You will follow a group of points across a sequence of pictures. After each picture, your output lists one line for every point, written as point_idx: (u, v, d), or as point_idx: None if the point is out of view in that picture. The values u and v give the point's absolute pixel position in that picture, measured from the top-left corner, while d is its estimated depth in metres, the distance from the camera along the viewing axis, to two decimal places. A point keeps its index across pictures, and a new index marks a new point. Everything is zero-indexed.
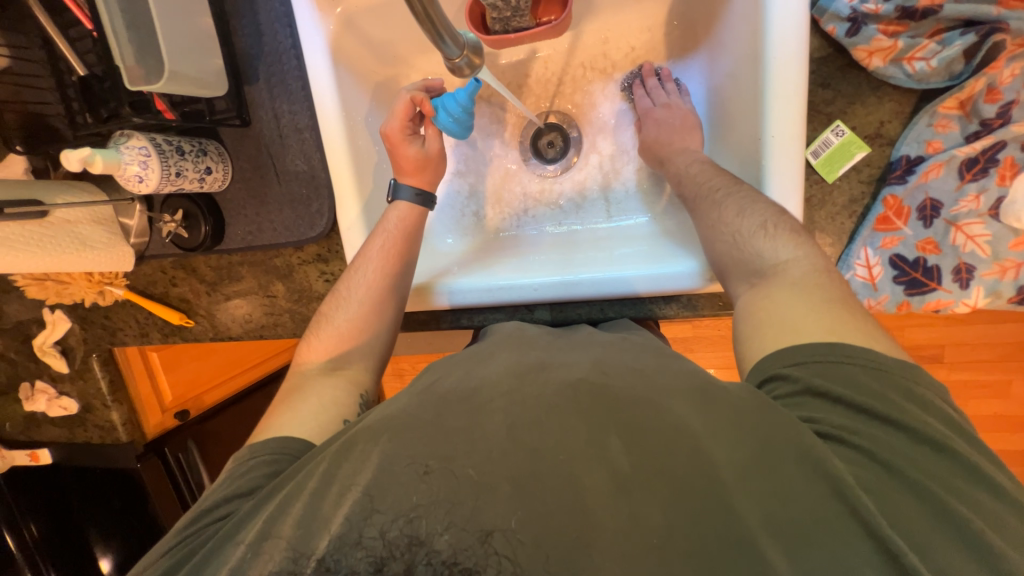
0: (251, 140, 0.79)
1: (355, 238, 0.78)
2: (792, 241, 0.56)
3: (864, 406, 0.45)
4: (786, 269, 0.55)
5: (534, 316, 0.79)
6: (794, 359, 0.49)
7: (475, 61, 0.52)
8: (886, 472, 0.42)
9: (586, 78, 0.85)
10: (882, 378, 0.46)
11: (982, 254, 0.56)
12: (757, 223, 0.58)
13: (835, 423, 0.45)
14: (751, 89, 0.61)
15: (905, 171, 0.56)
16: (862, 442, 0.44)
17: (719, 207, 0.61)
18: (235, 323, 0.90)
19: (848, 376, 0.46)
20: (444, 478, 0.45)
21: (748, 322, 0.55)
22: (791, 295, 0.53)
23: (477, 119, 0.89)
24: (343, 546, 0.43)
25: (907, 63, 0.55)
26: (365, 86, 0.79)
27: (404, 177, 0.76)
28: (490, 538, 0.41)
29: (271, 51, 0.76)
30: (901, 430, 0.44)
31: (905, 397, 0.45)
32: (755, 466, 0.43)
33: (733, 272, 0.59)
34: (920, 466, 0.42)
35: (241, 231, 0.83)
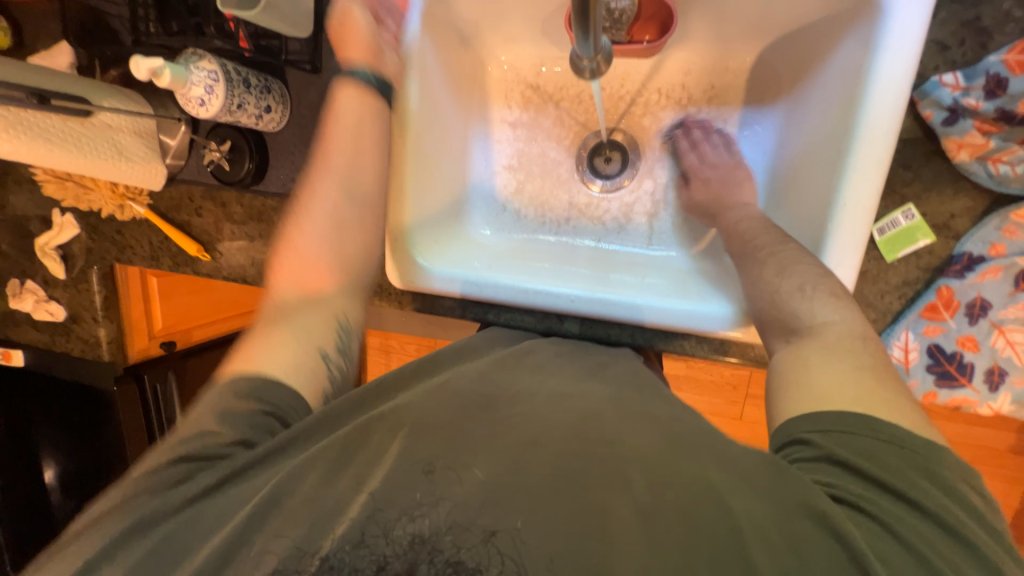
0: (318, 88, 0.78)
1: (400, 208, 0.76)
2: (831, 304, 0.56)
3: (883, 480, 0.43)
4: (822, 331, 0.55)
5: (563, 328, 0.78)
6: (823, 424, 0.48)
7: (601, 68, 0.53)
8: (909, 554, 0.39)
9: (659, 103, 0.85)
10: (901, 455, 0.44)
11: (1018, 361, 0.57)
12: (796, 284, 0.58)
13: (854, 492, 0.44)
14: (832, 154, 0.61)
15: (965, 267, 0.57)
16: (882, 515, 0.42)
17: (760, 266, 0.62)
18: (252, 266, 0.88)
19: (867, 450, 0.45)
20: (444, 479, 0.45)
21: (780, 379, 0.54)
22: (835, 368, 0.51)
23: (541, 120, 0.88)
24: (347, 545, 0.42)
25: (992, 164, 0.55)
26: (444, 62, 0.79)
27: (350, 61, 0.69)
28: (495, 540, 0.41)
29: None
30: (922, 510, 0.41)
31: (923, 477, 0.43)
32: (774, 526, 0.41)
33: (772, 331, 0.59)
34: (935, 546, 0.39)
35: (284, 176, 0.82)
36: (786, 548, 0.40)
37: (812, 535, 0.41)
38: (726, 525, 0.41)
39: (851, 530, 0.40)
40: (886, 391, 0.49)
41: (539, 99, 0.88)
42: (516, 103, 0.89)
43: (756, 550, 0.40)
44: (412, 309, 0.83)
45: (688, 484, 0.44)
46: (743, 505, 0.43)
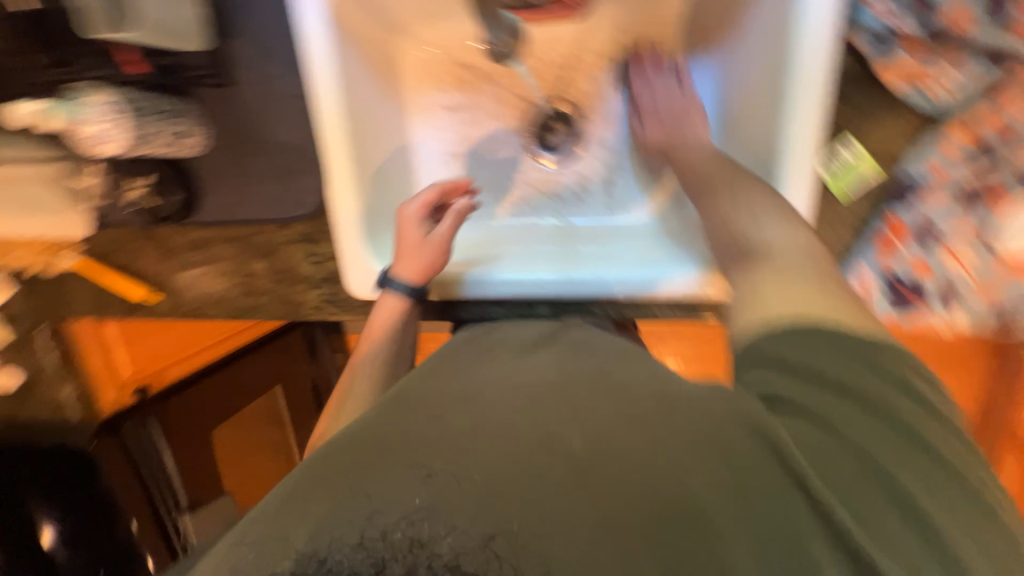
0: (234, 102, 0.73)
1: (350, 218, 0.74)
2: (783, 226, 0.57)
3: (824, 377, 0.45)
4: (774, 252, 0.55)
5: (534, 312, 0.77)
6: (778, 336, 0.48)
7: None
8: (837, 439, 0.42)
9: (597, 65, 0.81)
10: (843, 351, 0.46)
11: (970, 278, 0.58)
12: (749, 211, 0.59)
13: (791, 390, 0.45)
14: (771, 99, 0.61)
15: (909, 194, 0.59)
16: (817, 409, 0.43)
17: (713, 197, 0.62)
18: (207, 300, 0.84)
19: (815, 353, 0.46)
20: (444, 484, 0.39)
21: (739, 299, 0.54)
22: (786, 283, 0.52)
23: (483, 99, 0.84)
24: (343, 546, 0.36)
25: (923, 85, 0.57)
26: (365, 56, 0.74)
27: (395, 271, 0.72)
28: (494, 546, 0.36)
29: (259, 2, 0.70)
30: (854, 398, 0.44)
31: (859, 368, 0.45)
32: (715, 445, 0.41)
33: (726, 259, 0.59)
34: (861, 428, 0.42)
35: (218, 201, 0.77)
36: (721, 462, 0.40)
37: (759, 448, 0.41)
38: (672, 465, 0.40)
39: (785, 438, 0.41)
40: (834, 298, 0.50)
41: (473, 77, 0.83)
42: (450, 85, 0.83)
43: (695, 477, 0.39)
44: None
45: (676, 425, 0.43)
46: (682, 428, 0.42)
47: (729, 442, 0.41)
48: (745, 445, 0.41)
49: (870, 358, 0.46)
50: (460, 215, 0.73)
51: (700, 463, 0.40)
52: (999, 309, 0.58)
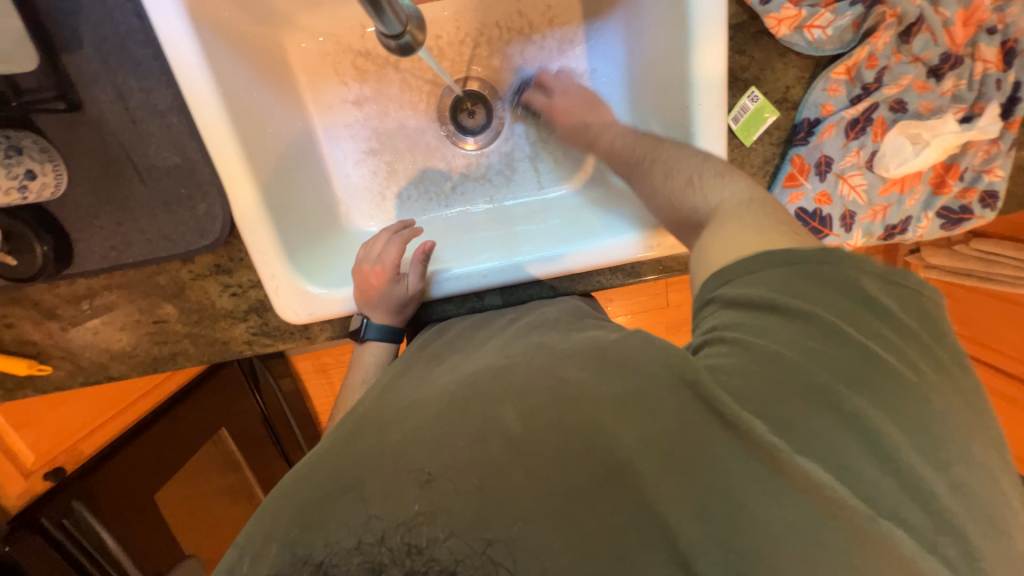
0: (89, 128, 0.62)
1: (263, 241, 0.66)
2: (721, 184, 0.54)
3: (765, 302, 0.43)
4: (721, 210, 0.52)
5: (484, 304, 0.74)
6: (721, 278, 0.47)
7: (419, 38, 0.47)
8: (777, 362, 0.40)
9: (503, 39, 0.78)
10: (785, 274, 0.44)
11: (861, 201, 0.65)
12: (685, 178, 0.55)
13: (732, 323, 0.43)
14: (676, 57, 0.62)
15: (807, 133, 0.62)
16: (755, 335, 0.42)
17: (648, 175, 0.58)
18: (112, 359, 0.73)
19: (758, 282, 0.44)
20: (444, 489, 0.38)
21: (689, 261, 0.52)
22: (732, 224, 0.49)
23: (387, 89, 0.78)
24: (343, 550, 0.37)
25: (807, 30, 0.59)
26: (240, 55, 0.66)
27: (368, 312, 0.69)
28: (491, 551, 0.36)
29: (96, 7, 0.59)
30: (798, 317, 0.42)
31: (806, 286, 0.43)
32: (658, 409, 0.39)
33: (679, 232, 0.56)
34: (806, 346, 0.40)
35: (99, 247, 0.66)
36: (650, 415, 0.39)
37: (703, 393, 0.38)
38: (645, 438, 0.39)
39: (713, 383, 0.39)
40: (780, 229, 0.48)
41: (374, 66, 0.77)
42: (351, 77, 0.77)
43: (635, 435, 0.39)
44: (327, 340, 0.74)
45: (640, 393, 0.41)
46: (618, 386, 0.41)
47: (658, 394, 0.40)
48: (686, 400, 0.39)
49: (815, 281, 0.44)
50: (425, 260, 0.70)
51: (641, 414, 0.39)
52: (888, 224, 0.66)
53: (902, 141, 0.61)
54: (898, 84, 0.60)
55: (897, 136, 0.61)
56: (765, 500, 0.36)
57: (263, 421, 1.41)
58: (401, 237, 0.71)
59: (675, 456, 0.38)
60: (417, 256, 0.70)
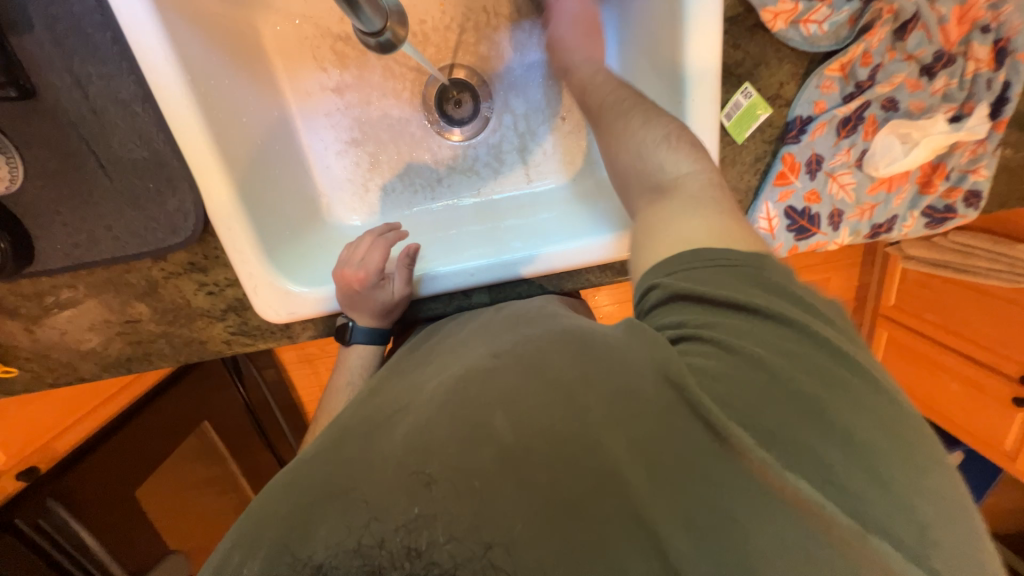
0: (45, 117, 0.58)
1: (238, 238, 0.63)
2: (691, 155, 0.53)
3: (716, 299, 0.43)
4: (684, 183, 0.52)
5: (472, 303, 0.73)
6: (671, 268, 0.46)
7: (400, 34, 0.50)
8: (742, 360, 0.39)
9: (490, 25, 0.75)
10: (732, 270, 0.44)
11: (849, 200, 0.65)
12: (661, 134, 0.55)
13: (689, 321, 0.43)
14: (668, 49, 0.60)
15: (799, 131, 0.61)
16: (719, 336, 0.41)
17: (625, 118, 0.58)
18: (83, 360, 0.70)
19: (705, 276, 0.44)
20: (446, 490, 0.37)
21: (644, 240, 0.51)
22: (688, 216, 0.49)
23: (369, 77, 0.75)
24: (342, 552, 0.36)
25: (804, 25, 0.57)
26: (209, 39, 0.61)
27: (353, 313, 0.67)
28: (491, 555, 0.34)
29: None
30: (755, 315, 0.42)
31: (753, 282, 0.43)
32: (650, 421, 0.38)
33: (635, 189, 0.56)
34: (766, 344, 0.40)
35: (62, 244, 0.62)
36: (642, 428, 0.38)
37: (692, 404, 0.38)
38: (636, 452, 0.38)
39: (700, 390, 0.38)
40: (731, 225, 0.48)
41: (354, 51, 0.73)
42: (330, 63, 0.73)
43: (628, 448, 0.38)
44: (309, 340, 0.72)
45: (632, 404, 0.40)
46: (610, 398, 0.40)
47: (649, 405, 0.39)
48: (671, 406, 0.38)
49: (758, 277, 0.44)
50: (410, 263, 0.67)
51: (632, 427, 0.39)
52: (874, 223, 0.66)
53: (892, 140, 0.61)
54: (891, 82, 0.59)
55: (888, 135, 0.61)
56: (756, 514, 0.35)
57: (249, 413, 1.38)
58: (376, 241, 0.68)
59: (670, 466, 0.37)
60: (402, 259, 0.67)
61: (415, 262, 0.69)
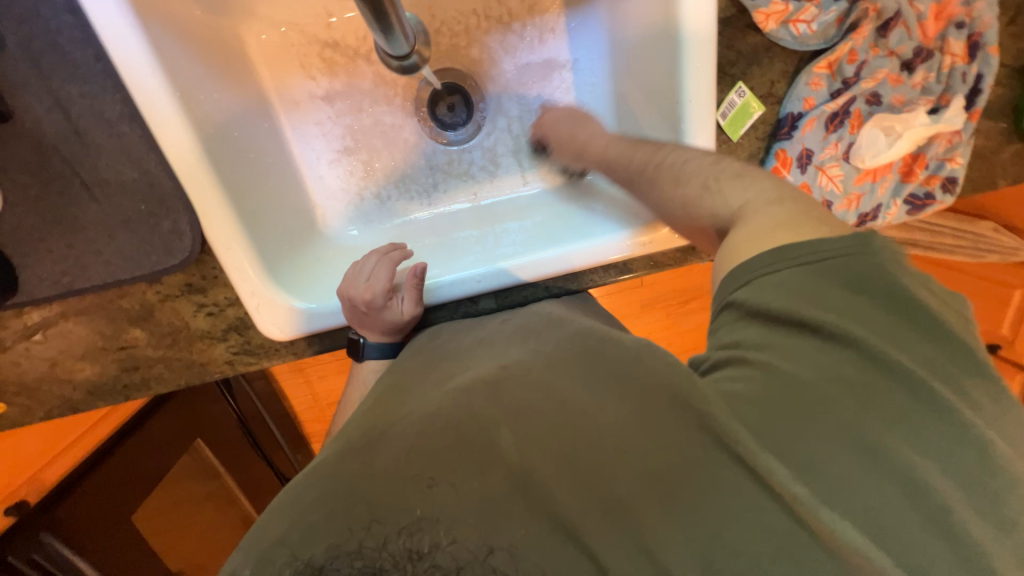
0: (29, 142, 0.57)
1: (238, 257, 0.62)
2: (737, 185, 0.51)
3: (793, 317, 0.42)
4: (742, 215, 0.49)
5: (478, 308, 0.73)
6: (740, 279, 0.46)
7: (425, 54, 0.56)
8: (799, 387, 0.39)
9: (482, 28, 0.74)
10: (810, 283, 0.43)
11: (838, 191, 0.66)
12: (698, 184, 0.53)
13: (757, 342, 0.43)
14: (661, 53, 0.61)
15: (790, 127, 0.63)
16: (781, 360, 0.41)
17: (654, 185, 0.56)
18: (73, 391, 0.67)
19: (785, 287, 0.43)
20: (446, 494, 0.39)
21: (717, 263, 0.50)
22: (750, 225, 0.47)
23: (360, 83, 0.73)
24: (344, 554, 0.37)
25: (794, 25, 0.60)
26: (195, 52, 0.60)
27: (363, 330, 0.67)
28: (491, 559, 0.36)
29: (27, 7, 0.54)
30: (828, 337, 0.41)
31: (836, 297, 0.42)
32: (669, 422, 0.40)
33: (703, 236, 0.54)
34: (828, 370, 0.40)
35: (50, 272, 0.61)
36: (661, 427, 0.40)
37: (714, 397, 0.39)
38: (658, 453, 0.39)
39: (721, 414, 0.39)
40: (806, 223, 0.46)
41: (344, 58, 0.71)
42: (319, 71, 0.71)
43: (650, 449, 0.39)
44: (314, 355, 0.70)
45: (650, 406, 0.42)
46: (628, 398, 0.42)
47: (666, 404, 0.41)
48: (690, 404, 0.40)
49: (839, 286, 0.42)
50: (419, 283, 0.66)
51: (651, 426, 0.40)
52: (860, 213, 0.69)
53: (877, 133, 0.63)
54: (874, 77, 0.62)
55: (873, 128, 0.63)
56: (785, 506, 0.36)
57: (240, 424, 1.34)
58: (391, 258, 0.67)
59: (698, 465, 0.38)
60: (411, 279, 0.66)
61: (423, 281, 0.67)
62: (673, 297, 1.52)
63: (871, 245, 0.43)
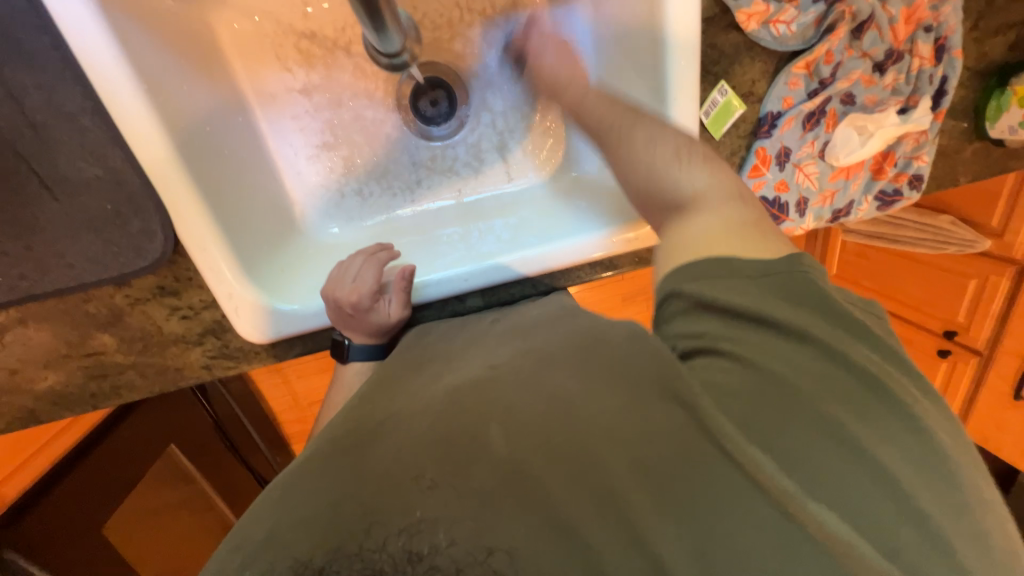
0: None
1: (214, 258, 0.59)
2: (705, 168, 0.53)
3: (747, 313, 0.44)
4: (706, 198, 0.50)
5: (466, 306, 0.73)
6: (694, 274, 0.47)
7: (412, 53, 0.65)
8: (767, 380, 0.41)
9: (465, 21, 0.73)
10: (762, 281, 0.45)
11: (813, 188, 0.69)
12: (671, 153, 0.53)
13: (714, 335, 0.44)
14: (646, 51, 0.62)
15: (770, 125, 0.65)
16: (739, 353, 0.43)
17: (626, 141, 0.55)
18: (36, 401, 0.63)
19: (736, 286, 0.45)
20: (445, 495, 0.38)
21: (671, 240, 0.50)
22: (710, 215, 0.49)
23: (339, 76, 0.70)
24: (343, 556, 0.36)
25: (773, 26, 0.60)
26: (163, 40, 0.56)
27: (350, 333, 0.66)
28: (493, 560, 0.35)
29: None
30: (782, 333, 0.43)
31: (785, 296, 0.44)
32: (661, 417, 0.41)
33: (654, 215, 0.54)
34: (791, 364, 0.41)
35: (6, 277, 0.57)
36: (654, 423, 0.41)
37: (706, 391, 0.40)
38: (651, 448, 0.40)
39: (715, 412, 0.39)
40: (762, 225, 0.49)
41: (321, 50, 0.69)
42: (295, 62, 0.68)
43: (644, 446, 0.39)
44: (297, 357, 0.68)
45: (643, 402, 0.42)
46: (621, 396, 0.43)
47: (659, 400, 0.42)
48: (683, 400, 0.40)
49: (783, 285, 0.44)
50: (407, 286, 0.65)
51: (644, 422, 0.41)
52: (834, 209, 0.71)
53: (851, 131, 0.66)
54: (849, 78, 0.64)
55: (847, 128, 0.65)
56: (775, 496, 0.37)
57: (216, 428, 1.31)
58: (371, 254, 0.66)
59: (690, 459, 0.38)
60: (398, 281, 0.65)
61: (411, 283, 0.66)
62: (652, 290, 1.55)
63: (801, 262, 0.46)
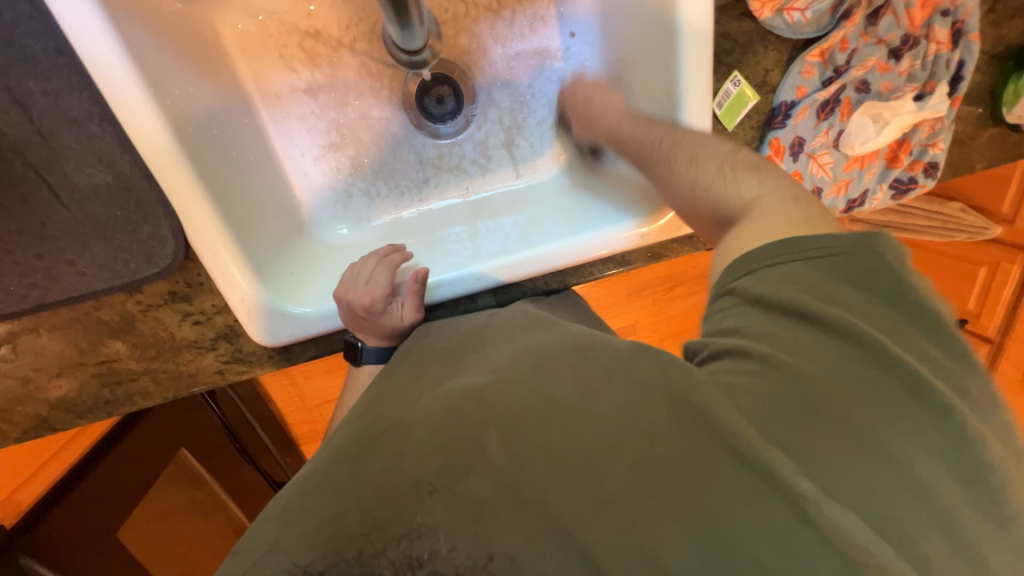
0: None
1: (225, 262, 0.59)
2: (755, 177, 0.52)
3: (799, 307, 0.42)
4: (757, 205, 0.50)
5: (478, 305, 0.72)
6: (748, 266, 0.46)
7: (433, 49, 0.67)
8: (799, 381, 0.39)
9: (471, 16, 0.71)
10: (818, 271, 0.44)
11: (828, 177, 0.67)
12: (714, 168, 0.53)
13: (752, 331, 0.43)
14: (657, 43, 0.61)
15: (784, 116, 0.64)
16: (780, 350, 0.41)
17: (669, 161, 0.56)
18: (49, 409, 0.63)
19: (791, 275, 0.44)
20: (447, 502, 0.38)
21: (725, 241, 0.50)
22: (766, 217, 0.48)
23: (344, 74, 0.69)
24: (342, 561, 0.36)
25: (788, 13, 0.59)
26: (167, 43, 0.56)
27: (363, 335, 0.66)
28: (492, 566, 0.35)
29: None
30: (826, 329, 0.41)
31: (845, 285, 0.43)
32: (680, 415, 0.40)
33: (702, 224, 0.55)
34: (826, 364, 0.39)
35: (16, 284, 0.57)
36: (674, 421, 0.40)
37: (733, 387, 0.39)
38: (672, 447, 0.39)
39: (720, 409, 0.38)
40: (816, 221, 0.47)
41: (326, 48, 0.68)
42: (300, 62, 0.67)
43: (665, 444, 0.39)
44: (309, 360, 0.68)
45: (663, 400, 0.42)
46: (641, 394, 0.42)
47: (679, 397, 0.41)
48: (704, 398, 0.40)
49: (843, 275, 0.43)
50: (420, 290, 0.65)
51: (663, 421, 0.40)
52: (849, 199, 0.70)
53: (866, 121, 0.64)
54: (864, 65, 0.63)
55: (862, 116, 0.64)
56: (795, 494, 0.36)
57: (225, 431, 1.30)
58: (384, 256, 0.66)
59: None
60: (411, 284, 0.64)
61: (425, 286, 0.66)
62: (658, 284, 1.54)
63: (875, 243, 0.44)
